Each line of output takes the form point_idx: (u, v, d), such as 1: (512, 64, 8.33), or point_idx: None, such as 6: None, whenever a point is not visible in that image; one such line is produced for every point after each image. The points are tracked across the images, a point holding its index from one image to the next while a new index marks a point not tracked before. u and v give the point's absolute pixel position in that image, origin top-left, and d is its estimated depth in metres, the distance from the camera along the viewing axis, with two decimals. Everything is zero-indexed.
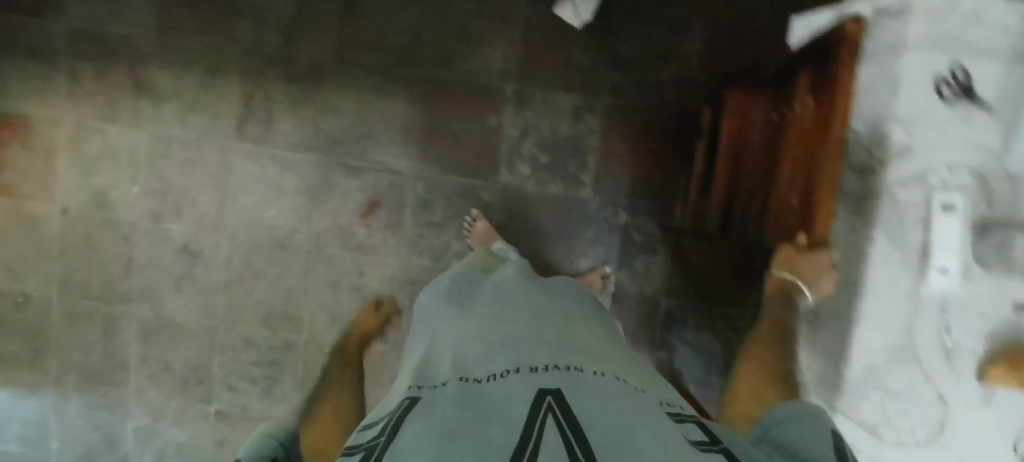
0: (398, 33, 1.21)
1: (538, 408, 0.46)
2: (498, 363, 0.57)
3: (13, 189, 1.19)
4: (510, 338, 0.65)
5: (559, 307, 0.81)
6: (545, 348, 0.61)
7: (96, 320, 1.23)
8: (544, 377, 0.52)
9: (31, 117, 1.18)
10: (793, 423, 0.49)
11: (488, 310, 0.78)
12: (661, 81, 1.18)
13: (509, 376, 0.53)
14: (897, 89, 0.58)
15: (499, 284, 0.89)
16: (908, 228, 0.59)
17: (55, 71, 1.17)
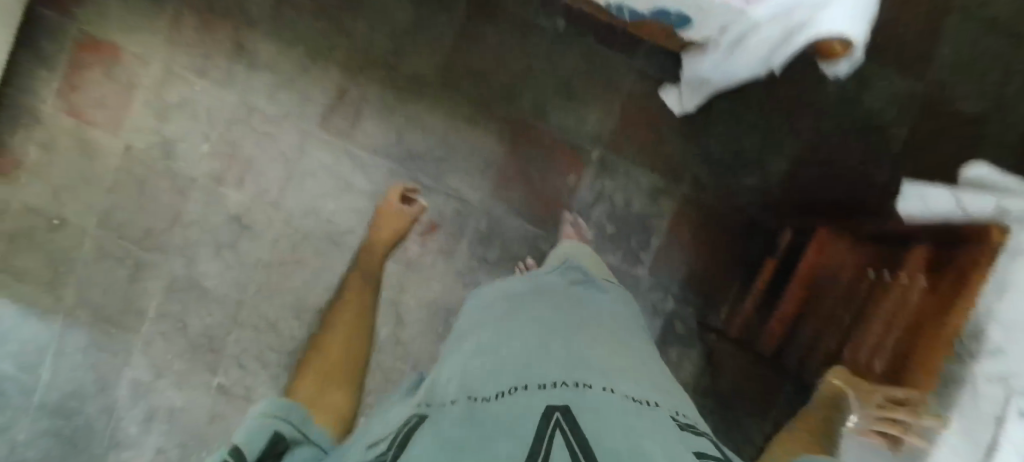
0: (512, 73, 1.17)
1: (546, 424, 0.43)
2: (506, 379, 0.52)
3: (87, 114, 1.20)
4: (508, 371, 0.54)
5: (572, 330, 0.65)
6: (549, 373, 0.53)
7: (126, 262, 1.22)
8: (551, 394, 0.48)
9: (122, 49, 1.19)
10: None
11: (500, 335, 0.63)
12: (742, 186, 1.18)
13: (509, 395, 0.49)
14: (1008, 292, 0.59)
15: (520, 302, 0.74)
16: (981, 422, 0.58)
17: (161, 15, 1.18)
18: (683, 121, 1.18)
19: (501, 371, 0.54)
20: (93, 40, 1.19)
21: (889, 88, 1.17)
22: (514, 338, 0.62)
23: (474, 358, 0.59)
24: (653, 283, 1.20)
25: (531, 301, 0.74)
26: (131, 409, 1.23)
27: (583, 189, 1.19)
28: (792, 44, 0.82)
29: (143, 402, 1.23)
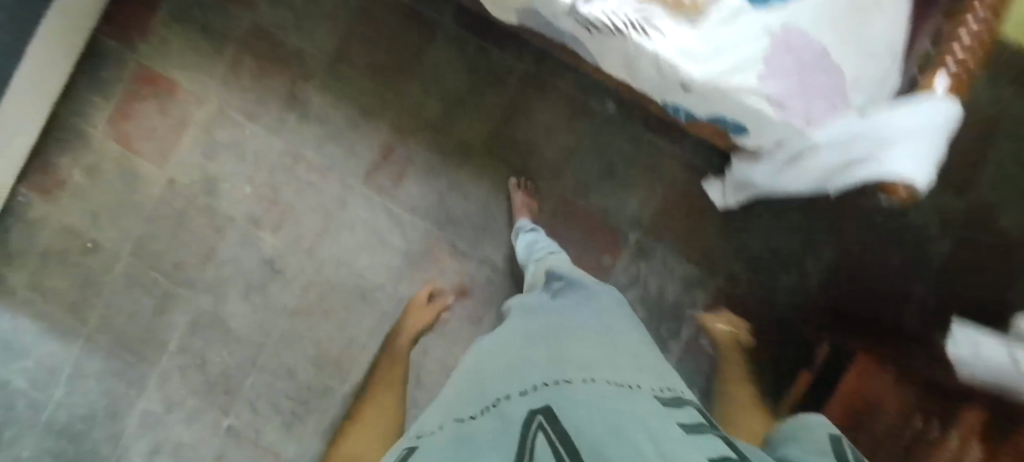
0: (559, 148, 1.18)
1: (529, 429, 0.47)
2: (492, 396, 0.57)
3: (135, 143, 1.22)
4: (493, 388, 0.58)
5: (556, 333, 0.67)
6: (533, 379, 0.57)
7: (152, 293, 1.21)
8: (533, 399, 0.52)
9: (180, 84, 1.21)
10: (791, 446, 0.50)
11: (490, 357, 0.67)
12: (779, 287, 1.17)
13: (495, 410, 0.53)
14: None
15: (507, 325, 0.77)
16: None
17: (222, 57, 1.21)
18: (723, 214, 1.18)
19: (487, 390, 0.59)
20: (153, 72, 1.21)
21: (936, 205, 1.14)
22: (501, 356, 0.66)
23: (464, 384, 0.63)
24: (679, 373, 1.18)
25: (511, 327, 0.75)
26: (138, 442, 1.21)
27: (618, 271, 1.18)
28: (852, 173, 0.81)
29: (150, 436, 1.21)
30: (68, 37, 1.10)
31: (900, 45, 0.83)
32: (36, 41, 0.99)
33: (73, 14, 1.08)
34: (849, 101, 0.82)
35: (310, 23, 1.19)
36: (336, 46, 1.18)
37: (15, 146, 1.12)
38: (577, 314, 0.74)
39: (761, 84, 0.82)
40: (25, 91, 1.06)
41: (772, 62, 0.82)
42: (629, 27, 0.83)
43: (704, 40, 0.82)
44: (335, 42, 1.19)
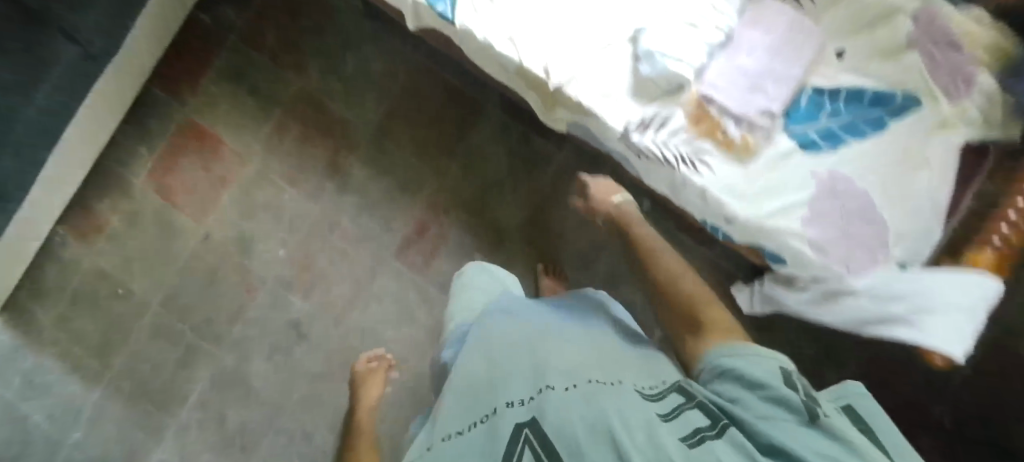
0: (590, 239, 1.19)
1: (514, 445, 0.45)
2: (479, 409, 0.53)
3: (175, 196, 1.25)
4: (485, 395, 0.55)
5: (546, 334, 0.64)
6: (524, 386, 0.53)
7: (178, 344, 1.22)
8: (520, 411, 0.49)
9: (224, 142, 1.24)
10: (741, 385, 0.48)
11: (477, 352, 0.64)
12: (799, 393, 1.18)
13: (485, 425, 0.50)
14: None
15: (494, 315, 0.73)
16: None
17: (267, 120, 1.23)
18: (750, 321, 1.18)
19: (478, 397, 0.55)
20: (199, 128, 1.24)
21: None
22: (488, 356, 0.62)
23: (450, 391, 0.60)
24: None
25: (500, 318, 0.71)
26: None
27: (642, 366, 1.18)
28: (886, 330, 0.81)
29: None
30: (122, 90, 1.14)
31: (943, 203, 0.83)
32: (94, 91, 1.04)
33: (132, 70, 1.13)
34: (891, 253, 0.83)
35: (357, 95, 1.22)
36: (379, 120, 1.21)
37: (63, 189, 1.15)
38: (569, 320, 0.70)
39: (804, 229, 0.83)
40: (75, 138, 1.09)
41: (817, 210, 0.83)
42: (678, 160, 0.84)
43: (749, 181, 0.84)
44: (379, 116, 1.21)
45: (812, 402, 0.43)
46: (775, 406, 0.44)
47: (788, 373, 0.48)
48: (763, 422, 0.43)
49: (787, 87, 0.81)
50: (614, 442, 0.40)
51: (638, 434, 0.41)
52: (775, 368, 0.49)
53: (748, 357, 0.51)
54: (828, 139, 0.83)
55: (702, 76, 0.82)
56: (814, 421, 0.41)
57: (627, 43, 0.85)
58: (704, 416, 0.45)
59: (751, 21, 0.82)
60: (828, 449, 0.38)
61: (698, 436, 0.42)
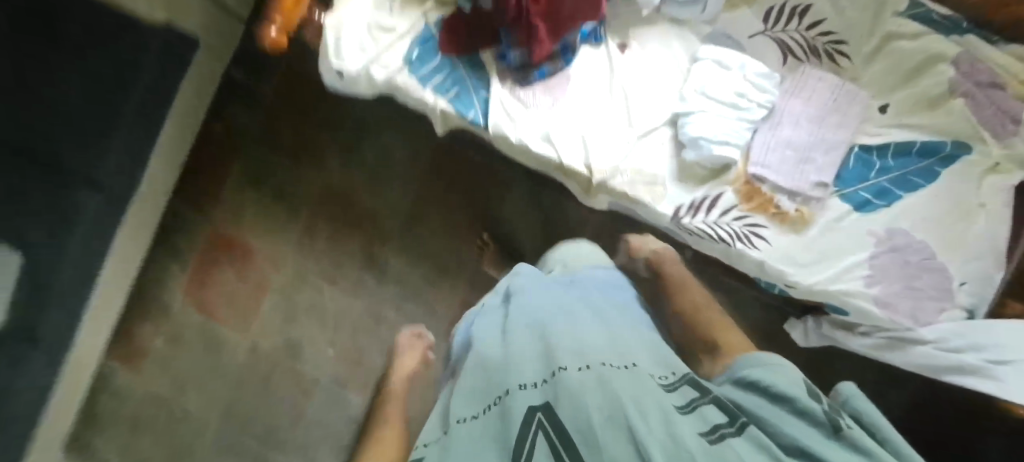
0: None
1: (524, 435, 0.40)
2: (490, 392, 0.47)
3: (216, 310, 1.24)
4: (492, 375, 0.49)
5: (555, 308, 0.56)
6: (531, 370, 0.46)
7: (244, 455, 1.22)
8: (532, 394, 0.43)
9: (255, 250, 1.23)
10: (760, 394, 0.44)
11: (487, 333, 0.57)
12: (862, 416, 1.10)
13: (497, 410, 0.44)
14: None
15: (508, 290, 0.64)
16: None
17: (294, 221, 1.21)
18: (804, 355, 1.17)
19: (490, 378, 0.49)
20: (227, 237, 1.23)
21: None
22: (499, 335, 0.55)
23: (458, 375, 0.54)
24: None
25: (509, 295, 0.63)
26: None
27: None
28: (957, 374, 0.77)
29: None
30: (148, 214, 1.12)
31: (1004, 243, 0.82)
32: (125, 225, 1.02)
33: (155, 192, 1.11)
34: (956, 300, 0.83)
35: (382, 183, 1.20)
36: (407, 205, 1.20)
37: (105, 325, 1.14)
38: (582, 290, 0.62)
39: (869, 289, 0.82)
40: (111, 273, 1.06)
41: (880, 269, 0.83)
42: (735, 238, 0.82)
43: (807, 248, 0.83)
44: (408, 201, 1.20)
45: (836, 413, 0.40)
46: (797, 415, 0.41)
47: (812, 386, 0.44)
48: (790, 432, 0.39)
49: (837, 152, 0.81)
50: (632, 435, 0.35)
51: (656, 425, 0.36)
52: (797, 378, 0.45)
53: (769, 365, 0.47)
54: (881, 196, 0.83)
55: (749, 153, 0.82)
56: (839, 432, 0.38)
57: (667, 127, 0.85)
58: (721, 413, 0.41)
59: (791, 92, 0.81)
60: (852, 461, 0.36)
61: (718, 433, 0.38)
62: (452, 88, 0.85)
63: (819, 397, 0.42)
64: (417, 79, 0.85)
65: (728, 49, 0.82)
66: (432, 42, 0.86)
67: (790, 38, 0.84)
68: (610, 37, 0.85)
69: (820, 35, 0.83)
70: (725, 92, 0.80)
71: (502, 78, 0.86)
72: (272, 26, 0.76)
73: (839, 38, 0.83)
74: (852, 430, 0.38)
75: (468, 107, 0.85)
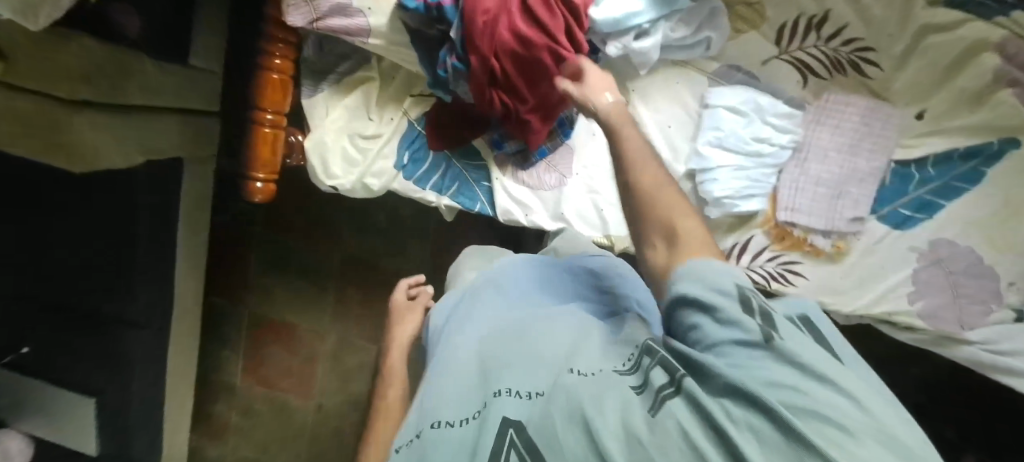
0: None
1: (494, 451, 0.35)
2: (464, 397, 0.43)
3: (275, 382, 1.28)
4: (472, 381, 0.45)
5: (541, 319, 0.52)
6: (507, 375, 0.42)
7: None
8: (504, 402, 0.39)
9: (296, 325, 1.25)
10: (692, 312, 0.37)
11: (460, 337, 0.53)
12: (913, 383, 1.09)
13: (473, 421, 0.40)
14: None
15: (483, 295, 0.61)
16: None
17: (324, 291, 1.23)
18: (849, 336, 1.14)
19: (464, 384, 0.45)
20: (267, 320, 1.26)
21: None
22: (476, 340, 0.51)
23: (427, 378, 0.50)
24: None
25: (491, 300, 0.59)
26: None
27: None
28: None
29: None
30: (187, 318, 1.15)
31: None
32: (173, 322, 1.09)
33: (186, 298, 1.13)
34: (1004, 300, 0.77)
35: (398, 242, 1.19)
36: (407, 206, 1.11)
37: (180, 410, 1.20)
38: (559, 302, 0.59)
39: (914, 306, 0.79)
40: (171, 378, 1.13)
41: (924, 284, 0.79)
42: (770, 279, 0.79)
43: (846, 274, 0.80)
44: (427, 255, 1.19)
45: (768, 321, 0.33)
46: (729, 334, 0.34)
47: (744, 288, 0.37)
48: (723, 363, 0.32)
49: (872, 181, 0.76)
50: (592, 434, 0.32)
51: (610, 415, 0.33)
52: (727, 283, 0.37)
53: (690, 276, 0.39)
54: (923, 209, 0.78)
55: (777, 194, 0.77)
56: (772, 343, 0.32)
57: (684, 181, 0.78)
58: (664, 373, 0.35)
59: (815, 123, 0.76)
60: (788, 377, 0.29)
61: (658, 402, 0.33)
62: (452, 184, 0.82)
63: (748, 306, 0.35)
64: (413, 180, 0.81)
65: (739, 89, 0.74)
66: (420, 140, 0.81)
67: (808, 56, 0.75)
68: None
69: (843, 44, 0.74)
70: (744, 140, 0.74)
71: (501, 166, 0.81)
72: (255, 177, 0.73)
73: (865, 45, 0.74)
74: (787, 335, 0.32)
75: (472, 200, 0.82)
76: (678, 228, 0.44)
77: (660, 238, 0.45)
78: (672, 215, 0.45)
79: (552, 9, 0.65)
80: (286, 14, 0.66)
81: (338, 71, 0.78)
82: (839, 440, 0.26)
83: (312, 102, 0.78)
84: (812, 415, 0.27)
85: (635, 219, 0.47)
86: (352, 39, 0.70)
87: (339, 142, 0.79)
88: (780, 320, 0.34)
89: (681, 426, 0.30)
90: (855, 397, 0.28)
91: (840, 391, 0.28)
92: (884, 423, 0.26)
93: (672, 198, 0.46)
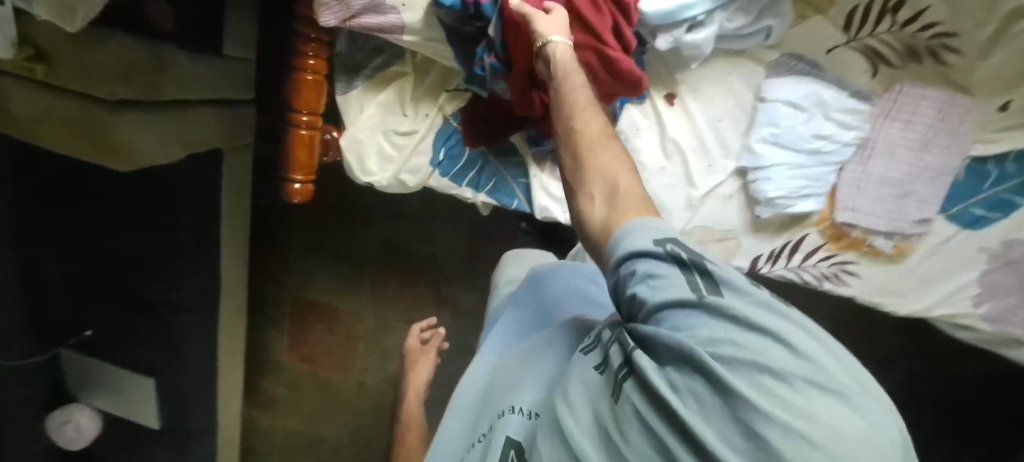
0: None
1: None
2: (484, 420, 0.48)
3: (318, 360, 1.32)
4: (491, 403, 0.49)
5: (549, 328, 0.55)
6: (515, 393, 0.45)
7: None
8: (504, 422, 0.42)
9: (336, 307, 1.28)
10: (629, 284, 0.32)
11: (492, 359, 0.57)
12: (968, 376, 1.05)
13: (483, 444, 0.44)
14: None
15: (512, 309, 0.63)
16: None
17: (361, 275, 1.25)
18: None
19: (486, 407, 0.49)
20: (308, 301, 1.29)
21: None
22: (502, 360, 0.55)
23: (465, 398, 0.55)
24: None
25: (510, 317, 0.62)
26: None
27: None
28: None
29: None
30: (235, 301, 1.19)
31: None
32: (223, 305, 1.13)
33: (234, 282, 1.16)
34: None
35: (434, 228, 1.19)
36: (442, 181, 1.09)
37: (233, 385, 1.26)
38: (581, 305, 0.59)
39: (978, 310, 0.75)
40: (224, 357, 1.19)
41: (993, 287, 0.74)
42: (822, 279, 0.76)
43: (907, 274, 0.76)
44: (463, 241, 1.19)
45: (702, 277, 0.29)
46: (660, 297, 0.30)
47: (675, 246, 0.32)
48: (663, 332, 0.28)
49: (942, 181, 0.70)
50: (564, 438, 0.31)
51: (582, 412, 0.32)
52: (656, 239, 0.33)
53: (619, 236, 0.35)
54: (998, 207, 0.71)
55: (835, 193, 0.72)
56: (705, 299, 0.28)
57: (733, 178, 0.75)
58: (619, 355, 0.32)
59: (884, 118, 0.70)
60: (722, 333, 0.26)
61: (616, 392, 0.30)
62: (489, 180, 0.79)
63: (679, 261, 0.31)
64: (448, 177, 0.79)
65: (801, 82, 0.69)
66: (455, 136, 0.78)
67: (880, 42, 0.68)
68: (654, 92, 0.73)
69: (920, 30, 0.66)
70: (804, 137, 0.69)
71: (540, 162, 0.79)
72: (292, 178, 0.73)
73: (945, 30, 0.66)
74: (722, 287, 0.28)
75: (509, 197, 0.79)
76: (619, 182, 0.38)
77: (597, 191, 0.39)
78: (613, 170, 0.39)
79: (598, 5, 0.59)
80: (317, 14, 0.64)
81: (371, 66, 0.75)
82: (773, 388, 0.22)
83: (346, 98, 0.76)
84: (750, 373, 0.23)
85: (574, 170, 0.41)
86: (387, 36, 0.67)
87: (374, 139, 0.77)
88: (713, 271, 0.29)
89: (636, 411, 0.28)
90: (789, 340, 0.24)
91: (775, 336, 0.24)
92: (825, 365, 0.23)
93: (611, 152, 0.41)
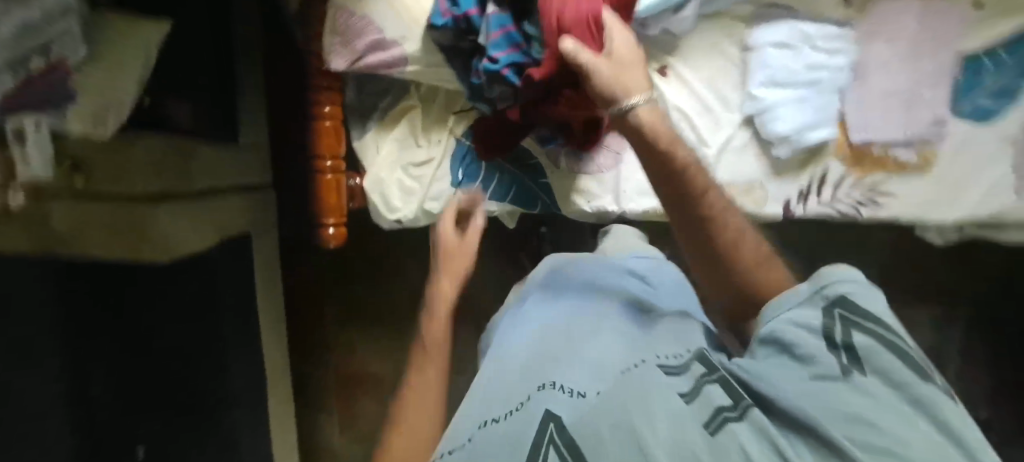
0: None
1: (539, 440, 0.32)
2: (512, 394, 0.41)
3: (369, 433, 1.28)
4: (519, 381, 0.42)
5: (584, 317, 0.51)
6: (553, 372, 0.42)
7: None
8: (544, 403, 0.37)
9: (379, 372, 1.26)
10: (771, 343, 0.33)
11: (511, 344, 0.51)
12: None
13: (518, 414, 0.37)
14: None
15: (531, 309, 0.58)
16: None
17: (400, 333, 1.24)
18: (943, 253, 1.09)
19: (516, 383, 0.42)
20: (350, 373, 1.27)
21: None
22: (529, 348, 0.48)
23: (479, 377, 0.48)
24: (993, 411, 1.09)
25: (533, 308, 0.58)
26: None
27: None
28: None
29: None
30: (282, 385, 1.17)
31: None
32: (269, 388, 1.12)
33: (278, 366, 1.15)
34: None
35: None
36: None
37: None
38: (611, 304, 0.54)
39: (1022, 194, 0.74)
40: (279, 445, 1.15)
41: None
42: (858, 207, 0.76)
43: (938, 184, 0.75)
44: None
45: (848, 350, 0.28)
46: (802, 370, 0.29)
47: (833, 309, 0.31)
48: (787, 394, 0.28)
49: (944, 82, 0.73)
50: (635, 441, 0.28)
51: (660, 422, 0.28)
52: (813, 308, 0.32)
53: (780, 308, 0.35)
54: (1004, 97, 0.73)
55: (844, 118, 0.74)
56: (849, 376, 0.27)
57: (743, 129, 0.77)
58: (727, 393, 0.30)
59: (869, 37, 0.73)
60: (859, 407, 0.25)
61: (718, 418, 0.28)
62: (510, 189, 0.82)
63: (829, 336, 0.29)
64: None
65: (781, 24, 0.73)
66: (470, 154, 0.81)
67: None
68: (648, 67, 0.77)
69: None
70: (799, 72, 0.72)
71: (555, 159, 0.80)
72: (325, 222, 0.75)
73: None
74: (866, 362, 0.27)
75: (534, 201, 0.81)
76: (769, 276, 0.40)
77: (737, 265, 0.41)
78: (751, 247, 0.41)
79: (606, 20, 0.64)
80: (329, 62, 0.70)
81: (380, 106, 0.81)
82: None
83: (363, 142, 0.81)
84: (875, 449, 0.23)
85: (700, 235, 0.43)
86: (392, 70, 0.73)
87: (394, 174, 0.80)
88: (858, 338, 0.28)
89: (739, 445, 0.26)
90: (934, 436, 0.23)
91: (910, 426, 0.23)
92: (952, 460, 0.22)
93: (751, 243, 0.42)
